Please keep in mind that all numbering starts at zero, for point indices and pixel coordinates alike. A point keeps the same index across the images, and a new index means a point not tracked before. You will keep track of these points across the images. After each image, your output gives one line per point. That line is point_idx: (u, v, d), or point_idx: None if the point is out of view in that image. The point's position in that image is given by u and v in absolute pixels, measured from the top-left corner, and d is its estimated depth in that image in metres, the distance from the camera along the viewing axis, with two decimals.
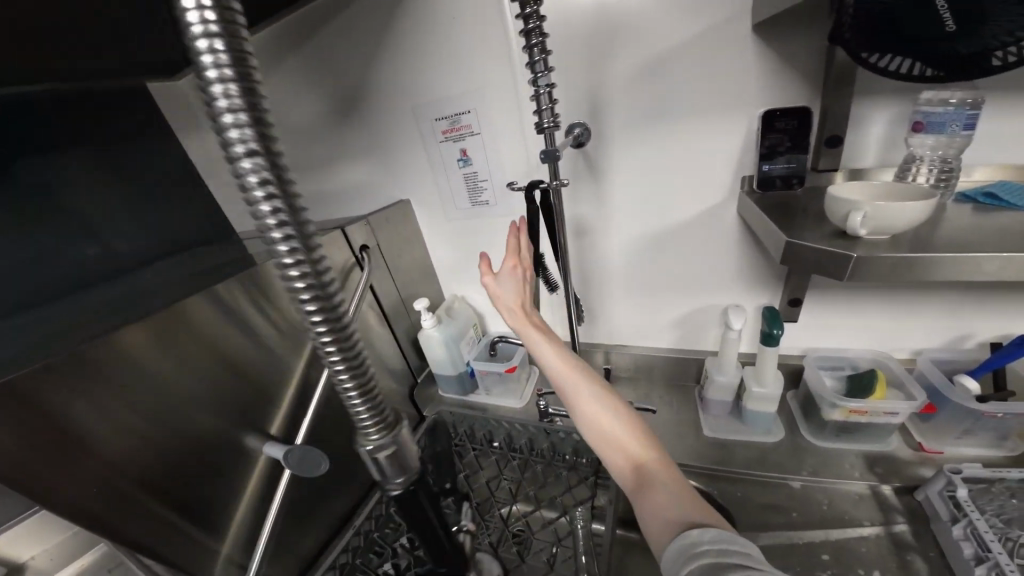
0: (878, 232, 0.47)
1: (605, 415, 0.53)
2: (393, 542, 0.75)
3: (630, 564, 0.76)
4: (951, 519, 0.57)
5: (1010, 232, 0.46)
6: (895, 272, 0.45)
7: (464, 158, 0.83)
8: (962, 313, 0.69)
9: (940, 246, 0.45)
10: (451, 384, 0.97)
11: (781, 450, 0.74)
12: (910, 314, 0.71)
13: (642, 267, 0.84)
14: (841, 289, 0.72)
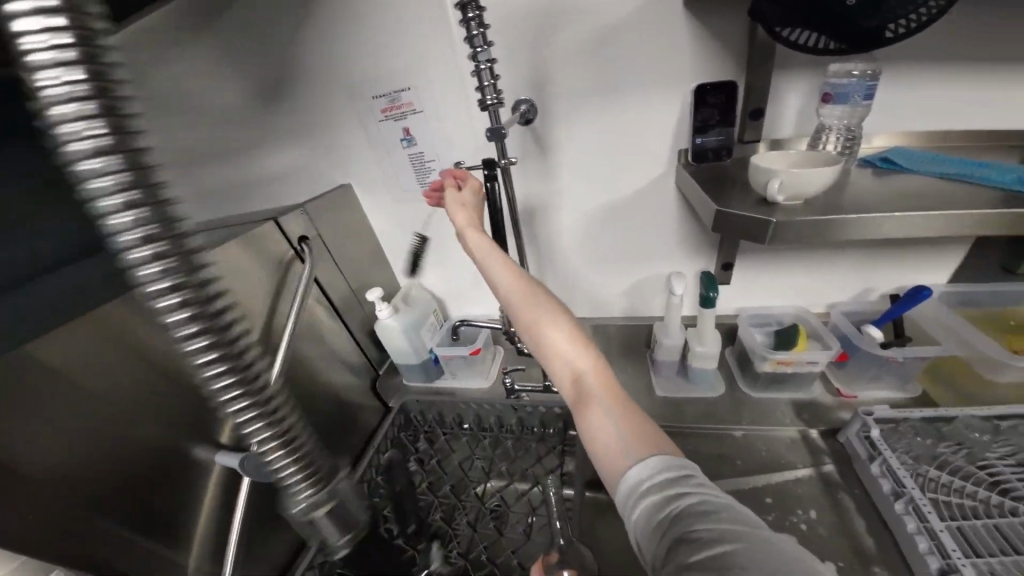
0: (794, 197, 0.50)
1: (556, 331, 0.53)
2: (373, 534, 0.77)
3: (599, 525, 0.81)
4: (868, 456, 0.65)
5: (904, 196, 0.52)
6: (809, 236, 0.49)
7: (407, 138, 0.80)
8: (869, 268, 0.76)
9: (848, 209, 0.50)
10: (414, 370, 0.94)
11: (725, 405, 0.80)
12: (828, 272, 0.78)
13: (594, 240, 0.85)
14: (769, 251, 0.78)
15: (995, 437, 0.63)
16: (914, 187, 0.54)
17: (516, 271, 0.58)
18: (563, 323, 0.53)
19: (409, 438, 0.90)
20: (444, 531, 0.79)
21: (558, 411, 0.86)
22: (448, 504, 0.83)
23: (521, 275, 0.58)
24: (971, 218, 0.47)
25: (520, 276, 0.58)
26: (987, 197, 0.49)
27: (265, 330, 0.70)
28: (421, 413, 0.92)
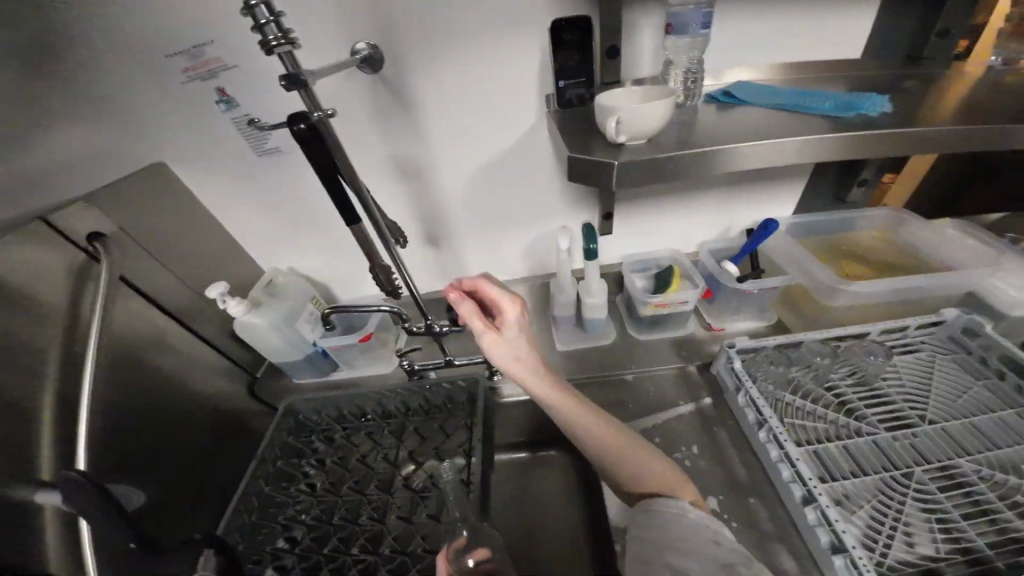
0: (637, 138, 0.50)
1: (597, 420, 0.61)
2: (271, 547, 0.66)
3: (516, 482, 0.84)
4: (735, 388, 0.70)
5: (731, 136, 0.55)
6: (646, 177, 0.51)
7: (225, 100, 0.69)
8: (718, 208, 0.85)
9: (690, 153, 0.51)
10: (302, 367, 0.87)
11: (615, 354, 0.85)
12: (692, 211, 0.85)
13: (478, 202, 0.79)
14: (641, 198, 0.82)
15: (836, 359, 0.71)
16: (747, 123, 0.57)
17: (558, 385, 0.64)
18: (596, 416, 0.61)
19: (305, 441, 0.80)
20: (348, 532, 0.68)
21: (463, 383, 0.79)
22: (352, 501, 0.72)
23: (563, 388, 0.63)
24: (794, 151, 0.53)
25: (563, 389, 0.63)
26: (807, 132, 0.54)
27: (65, 343, 0.56)
28: (312, 414, 0.82)
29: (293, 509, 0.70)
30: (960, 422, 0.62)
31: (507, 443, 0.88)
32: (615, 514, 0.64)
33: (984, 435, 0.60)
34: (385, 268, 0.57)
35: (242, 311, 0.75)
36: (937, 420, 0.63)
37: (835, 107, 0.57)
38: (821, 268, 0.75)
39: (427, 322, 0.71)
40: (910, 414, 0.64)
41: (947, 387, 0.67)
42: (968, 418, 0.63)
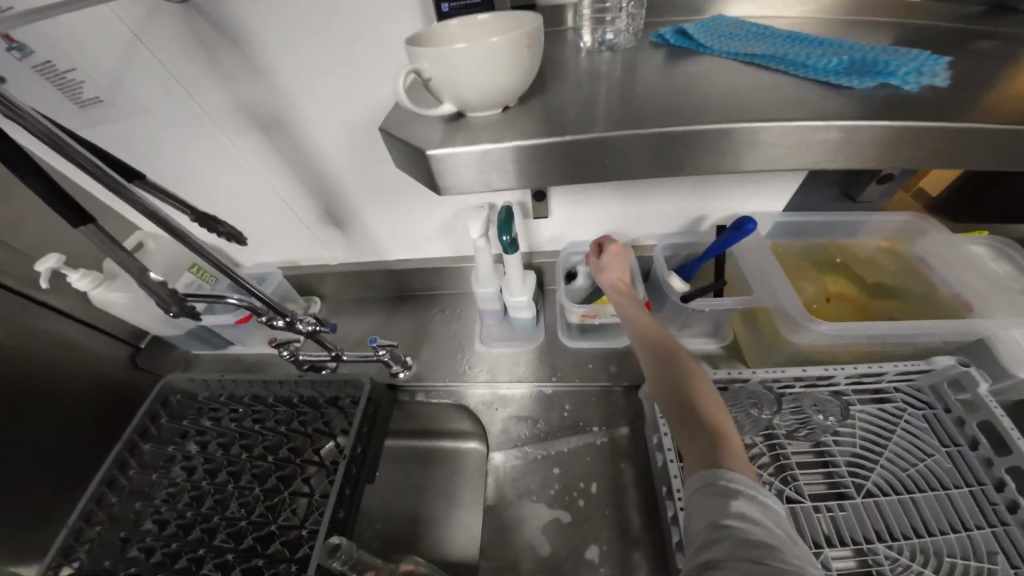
0: (481, 108, 0.35)
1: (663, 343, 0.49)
2: (139, 528, 0.62)
3: (422, 476, 0.80)
4: (652, 425, 0.60)
5: (674, 115, 0.36)
6: (519, 166, 0.35)
7: (13, 42, 0.46)
8: (684, 204, 0.67)
9: (587, 144, 0.35)
10: (194, 342, 0.77)
11: (537, 358, 0.75)
12: (654, 199, 0.67)
13: (370, 171, 0.65)
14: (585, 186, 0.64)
15: (781, 408, 0.60)
16: (709, 95, 0.38)
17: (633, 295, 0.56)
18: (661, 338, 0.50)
19: (185, 421, 0.71)
20: (213, 523, 0.62)
21: (361, 383, 0.67)
22: (225, 492, 0.65)
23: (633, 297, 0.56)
24: (743, 147, 0.36)
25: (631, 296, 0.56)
26: (790, 115, 0.35)
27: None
28: (195, 394, 0.72)
29: (168, 490, 0.65)
30: (899, 497, 0.53)
31: (418, 432, 0.83)
32: (491, 544, 0.62)
33: (918, 516, 0.52)
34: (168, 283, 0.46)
35: (89, 285, 0.61)
36: (874, 493, 0.54)
37: (846, 70, 0.37)
38: (788, 289, 0.60)
39: (286, 317, 0.57)
40: (847, 483, 0.56)
41: (901, 453, 0.57)
42: (910, 495, 0.53)
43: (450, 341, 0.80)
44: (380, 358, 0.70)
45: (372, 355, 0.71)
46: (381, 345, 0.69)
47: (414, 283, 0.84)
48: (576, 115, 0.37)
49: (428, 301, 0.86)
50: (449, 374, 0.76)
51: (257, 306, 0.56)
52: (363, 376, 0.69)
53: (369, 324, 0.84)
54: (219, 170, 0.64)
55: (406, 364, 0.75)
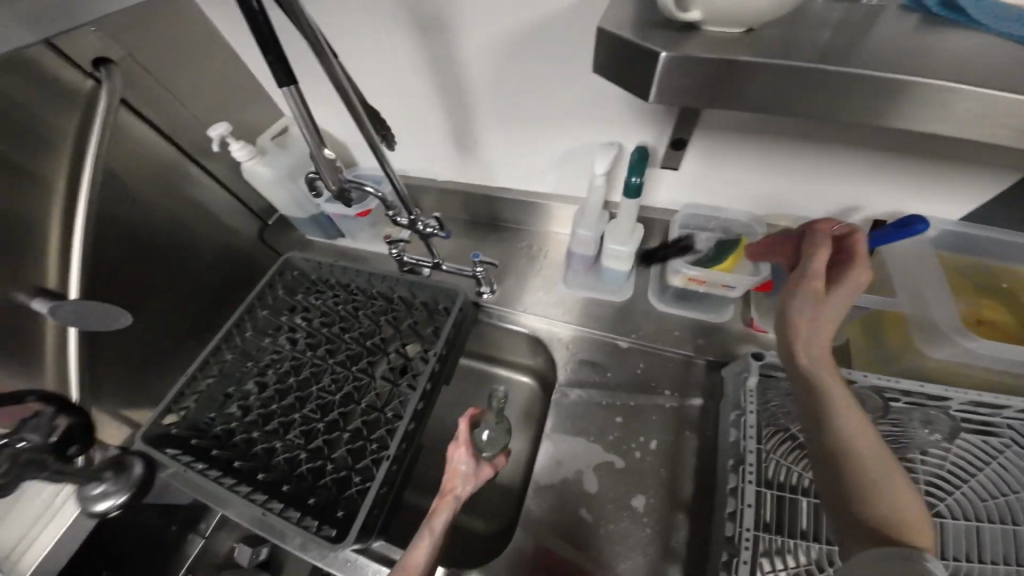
0: (729, 25, 0.32)
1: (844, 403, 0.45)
2: (242, 386, 0.71)
3: (479, 392, 0.86)
4: (733, 403, 0.59)
5: (932, 68, 0.30)
6: (718, 92, 0.32)
7: None
8: (837, 173, 0.58)
9: (803, 91, 0.31)
10: (310, 227, 0.85)
11: (621, 313, 0.74)
12: (808, 174, 0.59)
13: (508, 88, 0.63)
14: (733, 115, 0.55)
15: (883, 417, 0.56)
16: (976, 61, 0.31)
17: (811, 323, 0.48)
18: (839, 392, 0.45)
19: (292, 295, 0.79)
20: (306, 393, 0.70)
21: (448, 291, 0.75)
22: (318, 366, 0.73)
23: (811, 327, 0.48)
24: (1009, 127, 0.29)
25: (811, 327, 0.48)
26: None
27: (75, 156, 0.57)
28: (312, 273, 0.82)
29: (271, 354, 0.74)
30: (966, 524, 0.54)
31: (482, 354, 0.88)
32: (543, 469, 0.66)
33: (978, 544, 0.53)
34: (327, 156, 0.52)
35: (246, 156, 0.68)
36: (943, 514, 0.54)
37: None
38: (942, 302, 0.54)
39: (410, 217, 0.64)
40: (919, 500, 0.55)
41: (986, 485, 0.55)
42: (979, 523, 0.53)
43: (532, 276, 0.81)
44: (475, 275, 0.75)
45: (468, 271, 0.76)
46: (480, 263, 0.72)
47: (510, 213, 0.85)
48: (800, 46, 0.32)
49: (520, 235, 0.87)
50: (526, 308, 0.78)
51: (389, 199, 0.63)
52: (460, 288, 0.75)
53: (457, 245, 0.88)
54: (366, 66, 0.66)
55: (492, 288, 0.79)
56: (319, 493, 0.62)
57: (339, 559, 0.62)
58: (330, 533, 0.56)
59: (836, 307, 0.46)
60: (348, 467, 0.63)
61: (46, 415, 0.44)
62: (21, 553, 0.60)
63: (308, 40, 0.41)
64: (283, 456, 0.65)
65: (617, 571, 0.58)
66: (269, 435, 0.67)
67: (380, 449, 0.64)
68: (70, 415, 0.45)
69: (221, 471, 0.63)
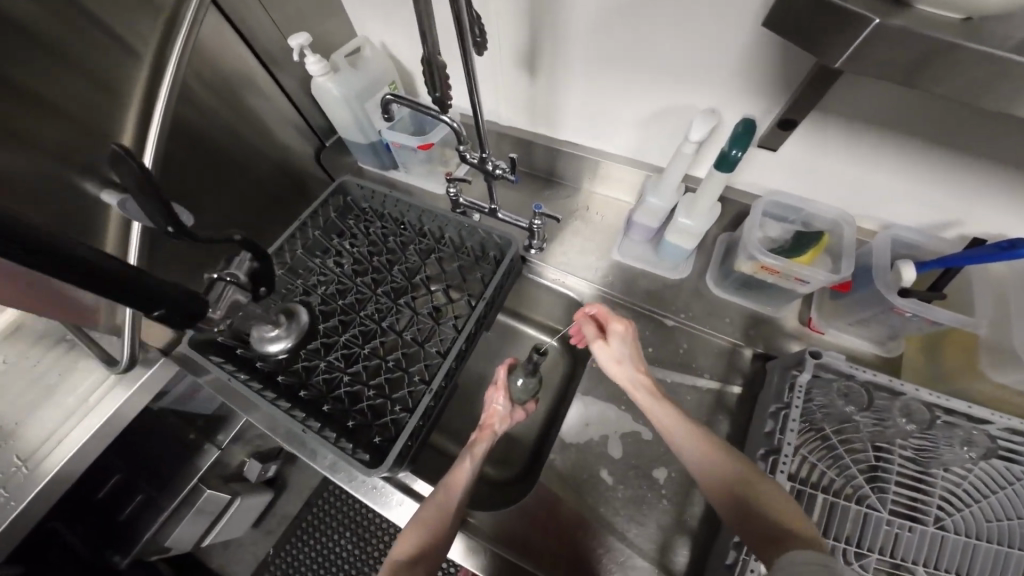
0: (946, 6, 0.28)
1: (690, 435, 0.53)
2: (287, 302, 0.72)
3: (511, 345, 0.87)
4: (777, 397, 0.58)
5: None
6: (910, 69, 0.29)
7: None
8: (953, 177, 0.53)
9: (1004, 91, 0.28)
10: (366, 154, 0.84)
11: (672, 290, 0.72)
12: (914, 179, 0.55)
13: (611, 36, 0.58)
14: (879, 88, 0.48)
15: (927, 430, 0.56)
16: None
17: (643, 368, 0.60)
18: (683, 426, 0.54)
19: (343, 219, 0.79)
20: (350, 318, 0.71)
21: (499, 238, 0.73)
22: (363, 295, 0.73)
23: (643, 368, 0.60)
24: None
25: (643, 369, 0.60)
26: None
27: (158, 48, 0.55)
28: (363, 199, 0.80)
29: (320, 275, 0.74)
30: (966, 541, 0.54)
31: (517, 310, 0.87)
32: (568, 429, 0.68)
33: (970, 560, 0.54)
34: (442, 68, 0.50)
35: (320, 72, 0.67)
36: (946, 528, 0.55)
37: None
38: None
39: (481, 155, 0.62)
40: (927, 512, 0.55)
41: (994, 507, 0.55)
42: (976, 541, 0.54)
43: (584, 240, 0.79)
44: (531, 227, 0.72)
45: (524, 223, 0.74)
46: (540, 215, 0.69)
47: (573, 173, 0.81)
48: (1012, 27, 0.28)
49: (578, 194, 0.83)
50: (574, 271, 0.76)
51: (463, 135, 0.60)
52: (513, 239, 0.73)
53: (511, 196, 0.85)
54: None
55: (542, 245, 0.77)
56: (355, 417, 0.64)
57: (365, 484, 0.65)
58: (365, 457, 0.58)
59: (619, 346, 0.60)
60: (385, 397, 0.65)
61: (244, 259, 0.50)
62: (45, 456, 0.57)
63: None
64: (323, 375, 0.66)
65: (628, 535, 0.60)
66: (311, 354, 0.68)
67: (419, 383, 0.65)
68: (262, 263, 0.51)
69: (261, 383, 0.64)
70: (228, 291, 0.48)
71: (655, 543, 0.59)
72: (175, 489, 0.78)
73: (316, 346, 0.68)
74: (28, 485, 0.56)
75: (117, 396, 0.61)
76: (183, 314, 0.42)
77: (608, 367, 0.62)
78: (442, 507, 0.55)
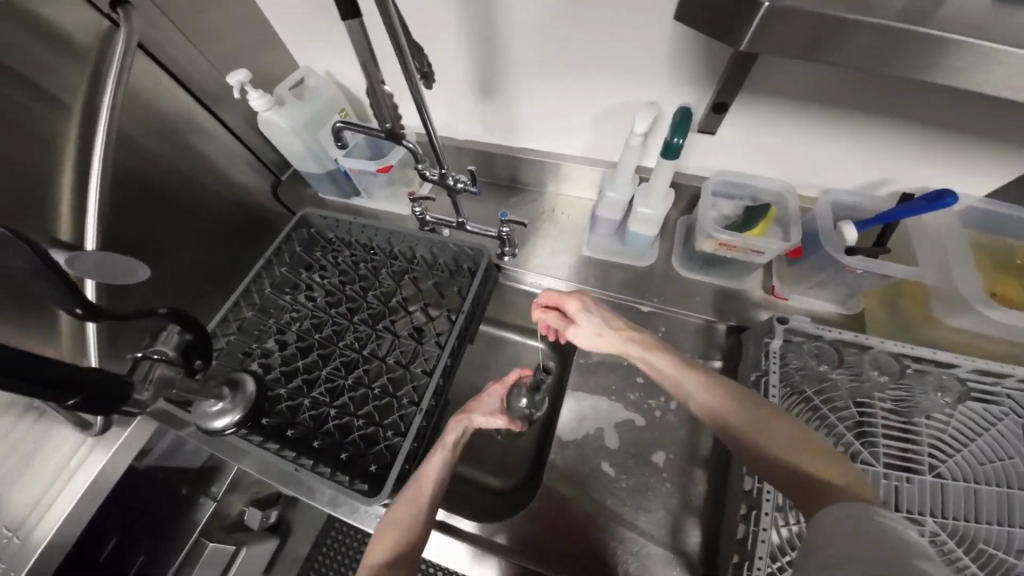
0: None
1: (698, 387, 0.52)
2: (262, 344, 0.70)
3: (497, 354, 0.87)
4: (754, 365, 0.61)
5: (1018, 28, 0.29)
6: (803, 47, 0.33)
7: None
8: (873, 138, 0.58)
9: (879, 60, 0.32)
10: (325, 184, 0.84)
11: (643, 278, 0.75)
12: (840, 145, 0.60)
13: (545, 44, 0.61)
14: (791, 66, 0.52)
15: (899, 382, 0.59)
16: None
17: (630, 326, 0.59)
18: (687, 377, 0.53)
19: (310, 253, 0.78)
20: (330, 350, 0.70)
21: (471, 250, 0.74)
22: (340, 325, 0.72)
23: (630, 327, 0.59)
24: None
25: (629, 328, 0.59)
26: None
27: (93, 102, 0.54)
28: (331, 230, 0.79)
29: (294, 312, 0.73)
30: (966, 486, 0.56)
31: (499, 318, 0.88)
32: (564, 427, 0.69)
33: (976, 505, 0.55)
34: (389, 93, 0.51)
35: (264, 107, 0.67)
36: (943, 475, 0.57)
37: None
38: (966, 276, 0.57)
39: (439, 171, 0.63)
40: (921, 461, 0.58)
41: (984, 449, 0.57)
42: (975, 484, 0.56)
43: (554, 241, 0.81)
44: (500, 235, 0.73)
45: (493, 233, 0.75)
46: (507, 223, 0.71)
47: (533, 177, 0.83)
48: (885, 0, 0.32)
49: (542, 197, 0.85)
50: (548, 272, 0.78)
51: (419, 153, 0.61)
52: (484, 248, 0.74)
53: (475, 207, 0.86)
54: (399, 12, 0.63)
55: (514, 250, 0.78)
56: (348, 449, 0.63)
57: (369, 514, 0.64)
58: (364, 486, 0.57)
59: (588, 320, 0.60)
60: (376, 423, 0.64)
61: (173, 332, 0.41)
62: (38, 521, 0.55)
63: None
64: (309, 412, 0.65)
65: (638, 524, 0.61)
66: (294, 392, 0.66)
67: (408, 406, 0.65)
68: (196, 331, 0.42)
69: (246, 428, 0.63)
70: (157, 371, 0.38)
71: (665, 527, 0.60)
72: (174, 547, 0.73)
73: (297, 384, 0.67)
74: (25, 553, 0.54)
75: (97, 459, 0.59)
76: (102, 401, 0.33)
77: (583, 341, 0.61)
78: (416, 506, 0.53)
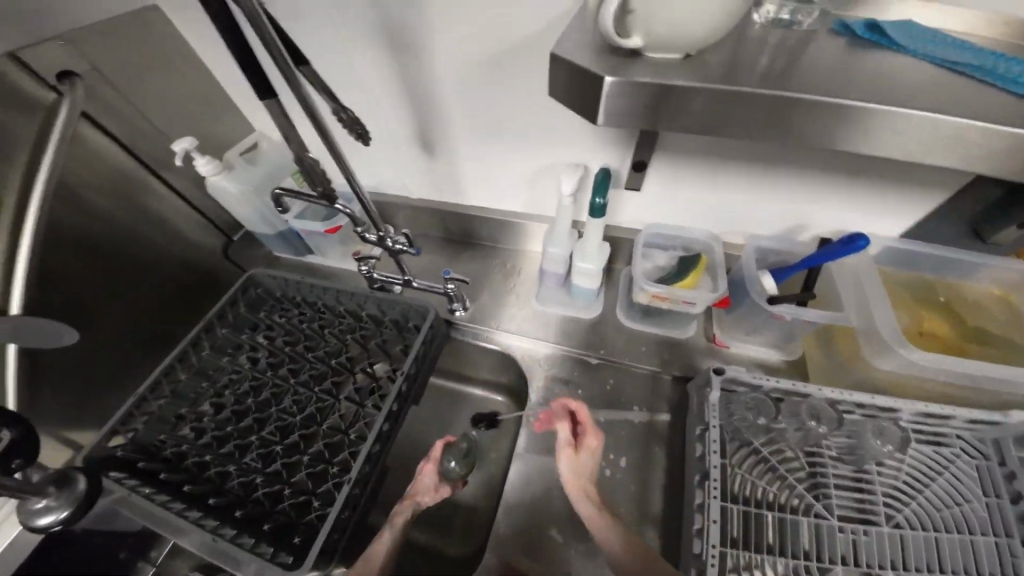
0: (668, 50, 0.34)
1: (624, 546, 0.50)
2: (196, 407, 0.67)
3: (451, 409, 0.84)
4: (698, 417, 0.60)
5: (855, 90, 0.32)
6: (671, 111, 0.35)
7: None
8: (783, 189, 0.62)
9: (738, 121, 0.34)
10: (277, 242, 0.85)
11: (590, 328, 0.75)
12: (755, 197, 0.64)
13: (477, 111, 0.65)
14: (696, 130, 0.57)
15: (840, 429, 0.59)
16: (880, 80, 0.34)
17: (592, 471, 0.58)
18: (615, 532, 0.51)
19: (256, 313, 0.77)
20: (267, 414, 0.67)
21: (417, 306, 0.74)
22: (280, 387, 0.70)
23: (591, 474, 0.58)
24: (916, 141, 0.32)
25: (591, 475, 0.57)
26: (993, 117, 0.30)
27: (28, 169, 0.55)
28: (278, 290, 0.79)
29: (233, 373, 0.71)
30: (924, 533, 0.54)
31: (453, 372, 0.86)
32: (512, 490, 0.65)
33: (937, 554, 0.53)
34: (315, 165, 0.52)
35: (211, 172, 0.69)
36: (900, 524, 0.55)
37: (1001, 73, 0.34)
38: (886, 314, 0.58)
39: (378, 233, 0.64)
40: (876, 511, 0.55)
41: (940, 493, 0.56)
42: (934, 533, 0.54)
43: (504, 293, 0.82)
44: (446, 292, 0.74)
45: (439, 288, 0.75)
46: (451, 279, 0.72)
47: (483, 231, 0.85)
48: (739, 72, 0.35)
49: (493, 250, 0.87)
50: (496, 324, 0.78)
51: (357, 217, 0.62)
52: (431, 304, 0.74)
53: (427, 262, 0.87)
54: (340, 84, 0.67)
55: (464, 305, 0.78)
56: (276, 518, 0.58)
57: None
58: (287, 559, 0.53)
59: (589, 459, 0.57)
60: (308, 491, 0.60)
61: None
62: None
63: (278, 61, 0.43)
64: (237, 480, 0.60)
65: None
66: (223, 459, 0.62)
67: (342, 473, 0.61)
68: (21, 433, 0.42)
69: (169, 496, 0.58)
70: None
71: None
72: None
73: (228, 450, 0.63)
74: None
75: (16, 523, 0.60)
76: None
77: (567, 479, 0.57)
78: None
